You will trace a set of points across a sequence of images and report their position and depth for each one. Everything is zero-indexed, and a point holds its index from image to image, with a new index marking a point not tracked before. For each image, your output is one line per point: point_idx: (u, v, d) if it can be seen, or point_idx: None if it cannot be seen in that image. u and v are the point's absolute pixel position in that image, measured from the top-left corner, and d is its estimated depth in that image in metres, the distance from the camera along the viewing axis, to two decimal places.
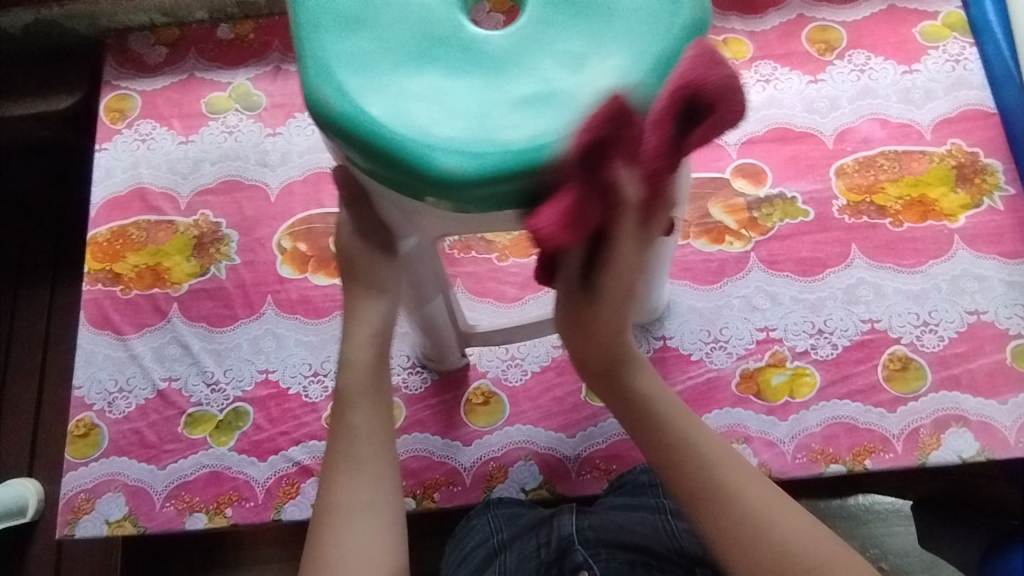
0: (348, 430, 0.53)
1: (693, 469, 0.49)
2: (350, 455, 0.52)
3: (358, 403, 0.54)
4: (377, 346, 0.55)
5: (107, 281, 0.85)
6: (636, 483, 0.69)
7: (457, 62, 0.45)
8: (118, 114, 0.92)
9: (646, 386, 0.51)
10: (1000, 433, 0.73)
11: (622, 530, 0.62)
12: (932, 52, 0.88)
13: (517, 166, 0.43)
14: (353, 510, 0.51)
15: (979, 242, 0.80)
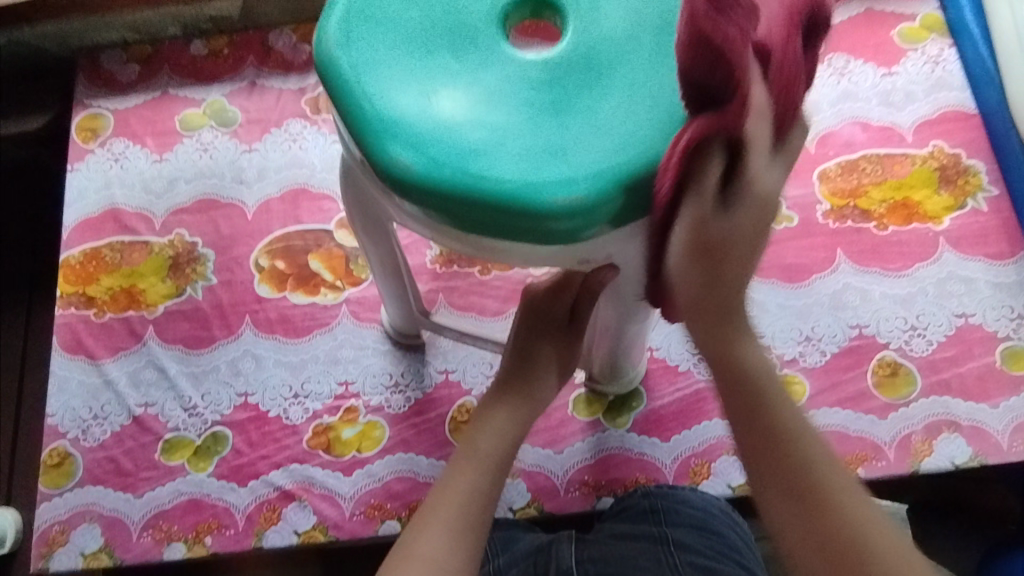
0: (442, 494, 0.53)
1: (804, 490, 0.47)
2: (457, 520, 0.51)
3: (471, 471, 0.54)
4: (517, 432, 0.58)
5: (80, 305, 0.82)
6: (637, 509, 0.68)
7: (530, 103, 0.46)
8: (90, 133, 0.90)
9: (750, 393, 0.49)
10: (992, 438, 0.72)
11: (623, 562, 0.62)
12: (911, 54, 0.88)
13: (617, 181, 0.44)
14: (428, 544, 0.49)
15: (965, 244, 0.79)
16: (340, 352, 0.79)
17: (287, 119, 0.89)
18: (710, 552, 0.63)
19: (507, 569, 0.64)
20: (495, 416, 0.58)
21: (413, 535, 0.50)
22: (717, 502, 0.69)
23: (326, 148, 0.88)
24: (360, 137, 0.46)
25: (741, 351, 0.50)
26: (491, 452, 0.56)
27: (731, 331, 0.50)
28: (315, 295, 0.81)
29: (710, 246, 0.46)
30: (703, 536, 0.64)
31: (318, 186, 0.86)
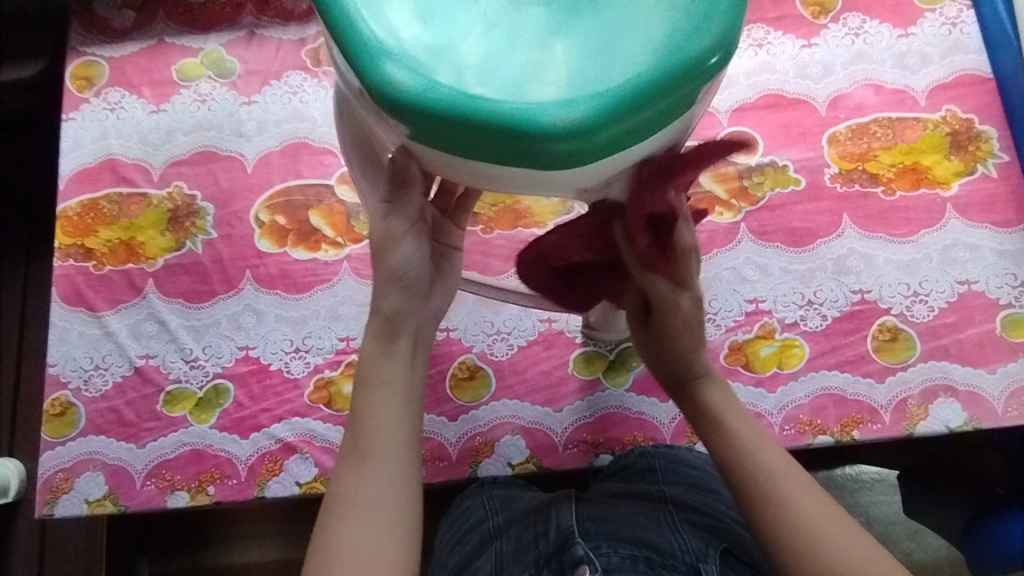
0: (360, 422, 0.52)
1: (769, 505, 0.51)
2: (360, 446, 0.51)
3: (371, 395, 0.53)
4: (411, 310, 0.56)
5: (79, 257, 0.82)
6: (633, 467, 0.69)
7: (532, 30, 0.45)
8: (85, 82, 0.88)
9: (720, 428, 0.57)
10: (987, 403, 0.72)
11: (622, 521, 0.61)
12: (929, 15, 0.86)
13: (622, 100, 0.42)
14: (356, 481, 0.50)
15: (972, 211, 0.79)
16: (341, 308, 0.79)
17: (287, 71, 0.87)
18: (709, 511, 0.63)
19: (507, 525, 0.65)
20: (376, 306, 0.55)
21: (339, 478, 0.51)
22: (711, 461, 0.71)
23: (327, 101, 0.86)
24: (354, 57, 0.44)
25: (707, 397, 0.59)
26: (386, 369, 0.54)
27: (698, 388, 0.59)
28: (316, 250, 0.81)
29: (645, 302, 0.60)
30: (699, 493, 0.66)
31: (319, 141, 0.85)
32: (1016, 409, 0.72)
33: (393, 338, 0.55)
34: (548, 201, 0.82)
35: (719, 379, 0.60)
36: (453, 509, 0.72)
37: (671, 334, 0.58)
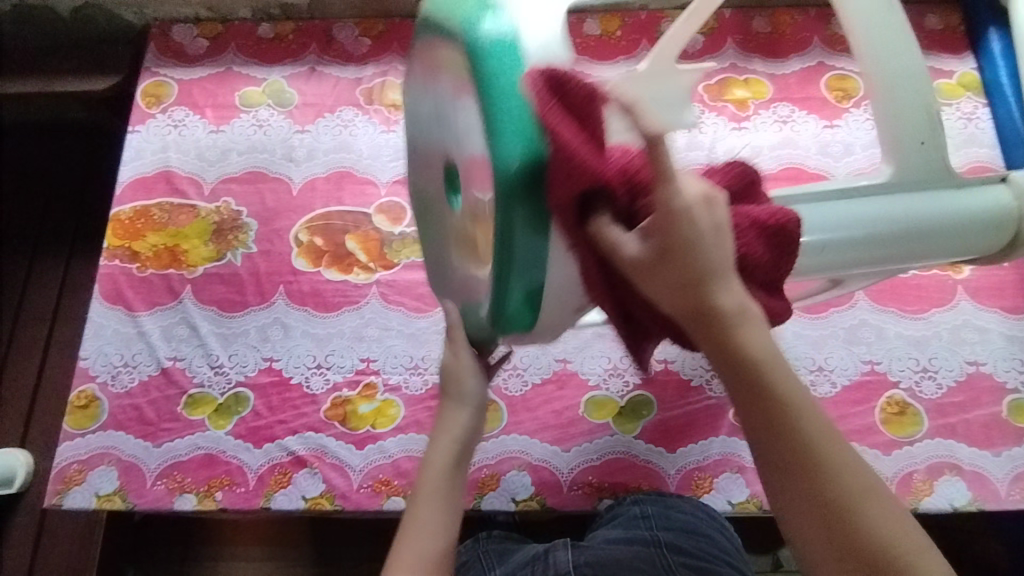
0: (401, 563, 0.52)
1: (821, 481, 0.41)
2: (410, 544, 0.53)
3: (420, 536, 0.53)
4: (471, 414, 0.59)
5: (124, 258, 0.86)
6: (627, 515, 0.69)
7: (454, 228, 0.54)
8: (154, 99, 0.95)
9: (772, 395, 0.41)
10: (992, 485, 0.73)
11: (618, 564, 0.62)
12: (945, 109, 0.91)
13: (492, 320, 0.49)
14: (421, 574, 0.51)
15: (982, 295, 0.81)
16: (365, 330, 0.82)
17: (341, 106, 0.93)
18: (702, 554, 0.64)
19: None
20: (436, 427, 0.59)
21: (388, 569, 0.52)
22: (704, 508, 0.71)
23: (375, 136, 0.91)
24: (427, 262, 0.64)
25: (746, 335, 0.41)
26: (443, 494, 0.56)
27: (728, 326, 0.41)
28: (348, 273, 0.84)
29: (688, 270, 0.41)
30: (693, 538, 0.66)
31: (363, 172, 0.90)
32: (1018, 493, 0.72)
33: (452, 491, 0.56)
34: None
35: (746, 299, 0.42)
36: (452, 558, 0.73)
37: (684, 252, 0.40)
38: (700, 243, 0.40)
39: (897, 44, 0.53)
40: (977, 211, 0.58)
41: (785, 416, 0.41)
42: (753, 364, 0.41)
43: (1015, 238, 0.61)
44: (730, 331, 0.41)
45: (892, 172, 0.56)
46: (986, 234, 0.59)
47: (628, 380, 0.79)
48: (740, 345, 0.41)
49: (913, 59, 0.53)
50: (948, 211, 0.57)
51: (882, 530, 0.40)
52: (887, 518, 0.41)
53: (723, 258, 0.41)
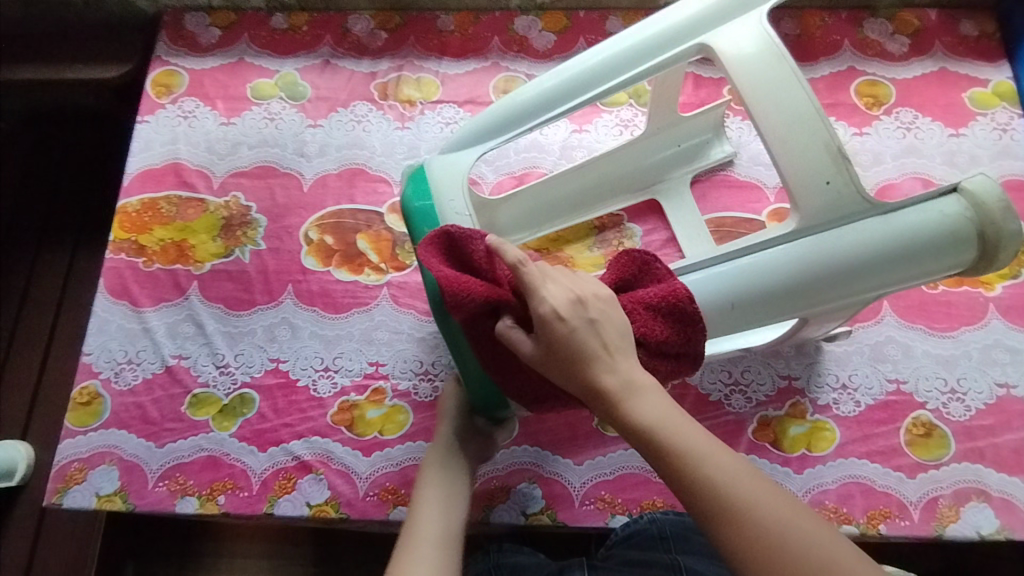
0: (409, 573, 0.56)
1: (741, 519, 0.45)
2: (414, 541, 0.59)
3: (421, 551, 0.58)
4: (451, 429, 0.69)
5: (131, 252, 0.84)
6: (646, 535, 0.68)
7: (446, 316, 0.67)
8: (164, 89, 0.92)
9: (674, 454, 0.47)
10: (1021, 513, 0.70)
11: None
12: (980, 119, 0.87)
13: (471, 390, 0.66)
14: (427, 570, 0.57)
15: (1014, 314, 0.78)
16: (375, 333, 0.80)
17: (355, 101, 0.91)
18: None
19: None
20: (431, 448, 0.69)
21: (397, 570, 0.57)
22: None
23: (389, 133, 0.89)
24: None
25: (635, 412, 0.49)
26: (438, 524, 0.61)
27: (622, 405, 0.49)
28: (358, 273, 0.82)
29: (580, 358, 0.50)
30: (712, 562, 0.65)
31: (376, 169, 0.87)
32: None
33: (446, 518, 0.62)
34: (590, 254, 0.83)
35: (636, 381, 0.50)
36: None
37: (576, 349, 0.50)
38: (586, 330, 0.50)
39: (797, 97, 0.57)
40: (916, 227, 0.57)
41: (693, 468, 0.46)
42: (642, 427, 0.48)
43: (988, 243, 0.57)
44: (627, 400, 0.49)
45: (805, 219, 0.57)
46: (942, 250, 0.57)
47: None
48: (636, 417, 0.48)
49: (804, 104, 0.57)
50: (883, 235, 0.56)
51: (803, 549, 0.44)
52: (803, 530, 0.45)
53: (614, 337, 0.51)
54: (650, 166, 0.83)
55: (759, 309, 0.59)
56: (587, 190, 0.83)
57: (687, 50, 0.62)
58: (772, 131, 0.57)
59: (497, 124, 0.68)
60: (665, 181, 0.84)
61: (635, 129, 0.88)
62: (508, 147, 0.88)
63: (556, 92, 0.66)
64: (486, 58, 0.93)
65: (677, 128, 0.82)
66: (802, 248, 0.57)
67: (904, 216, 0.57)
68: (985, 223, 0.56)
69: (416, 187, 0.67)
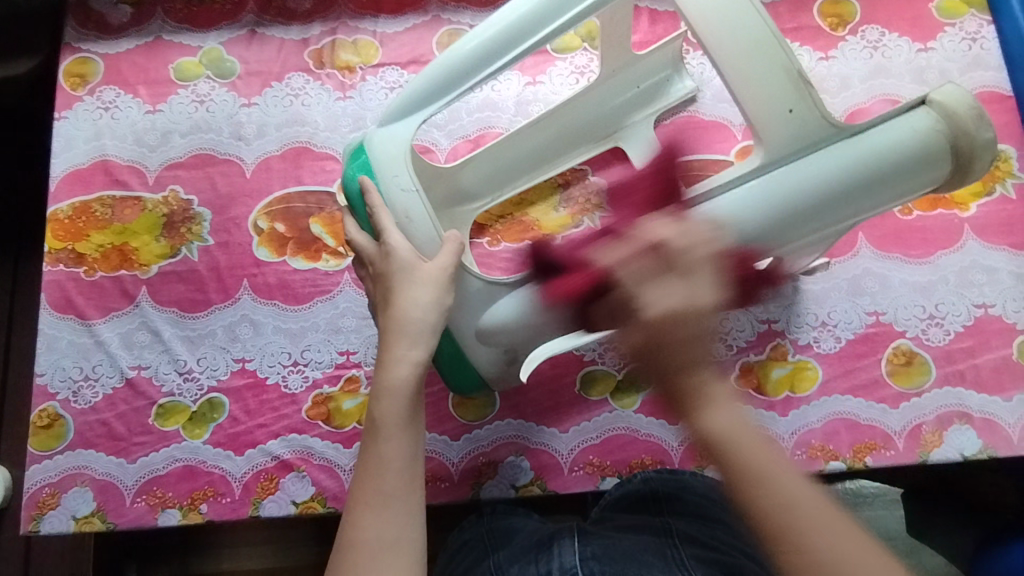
0: (383, 462, 0.52)
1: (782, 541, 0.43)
2: (376, 492, 0.51)
3: (391, 437, 0.53)
4: (425, 331, 0.56)
5: (70, 262, 0.79)
6: (636, 497, 0.67)
7: None
8: (78, 79, 0.85)
9: (759, 479, 0.44)
10: (1002, 430, 0.71)
11: (627, 554, 0.58)
12: (948, 29, 0.83)
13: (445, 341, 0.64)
14: (389, 519, 0.51)
15: (990, 233, 0.77)
16: (342, 320, 0.76)
17: (289, 72, 0.84)
18: (713, 543, 0.61)
19: (508, 563, 0.61)
20: (386, 352, 0.56)
21: (353, 520, 0.51)
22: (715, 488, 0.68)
23: (330, 105, 0.83)
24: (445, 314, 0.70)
25: (710, 417, 0.45)
26: (422, 319, 0.56)
27: (701, 406, 0.45)
28: (316, 260, 0.78)
29: (712, 426, 0.45)
30: (703, 525, 0.63)
31: (321, 146, 0.81)
32: None
33: (419, 343, 0.56)
34: (555, 215, 0.80)
35: (715, 396, 0.46)
36: (452, 540, 0.69)
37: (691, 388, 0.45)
38: (698, 314, 0.45)
39: (751, 19, 0.53)
40: (890, 145, 0.54)
41: (754, 478, 0.44)
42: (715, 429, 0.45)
43: (961, 156, 0.55)
44: (707, 407, 0.45)
45: (772, 154, 0.54)
46: (916, 168, 0.54)
47: None
48: (710, 412, 0.45)
49: (762, 30, 0.53)
50: (857, 157, 0.53)
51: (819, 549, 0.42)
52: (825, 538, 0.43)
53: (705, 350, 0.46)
54: (610, 114, 0.78)
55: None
56: (546, 146, 0.77)
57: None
58: (730, 64, 0.53)
59: (435, 87, 0.62)
60: (627, 125, 0.79)
61: (591, 75, 0.83)
62: (459, 108, 0.83)
63: (495, 42, 0.60)
64: (425, 12, 0.85)
65: (630, 68, 0.77)
66: (770, 184, 0.54)
67: (875, 136, 0.54)
68: (956, 134, 0.54)
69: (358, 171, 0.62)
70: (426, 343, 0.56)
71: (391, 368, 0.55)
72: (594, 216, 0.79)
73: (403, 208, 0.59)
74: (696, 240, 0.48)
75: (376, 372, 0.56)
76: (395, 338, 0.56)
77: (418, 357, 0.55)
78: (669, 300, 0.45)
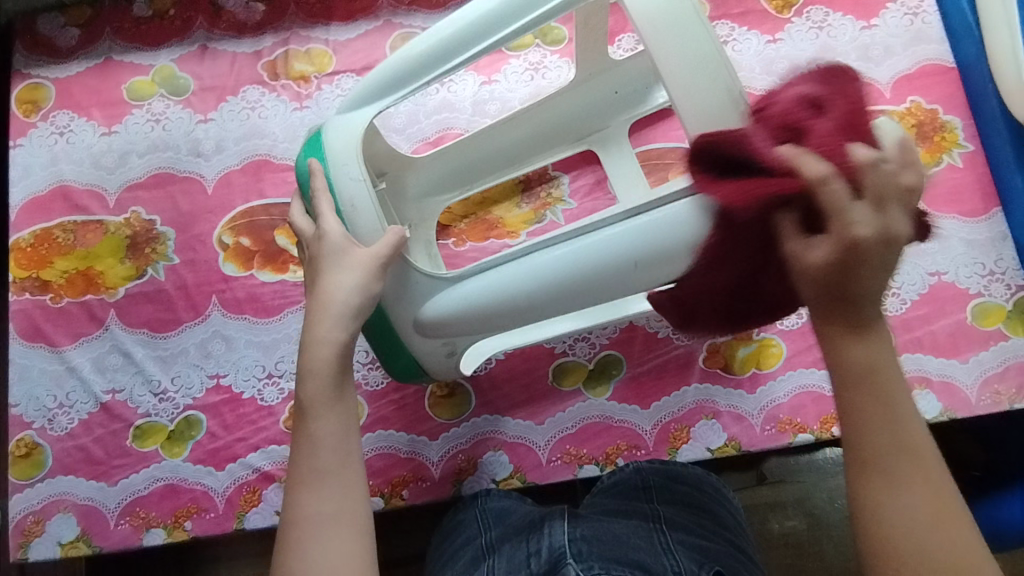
0: (313, 441, 0.53)
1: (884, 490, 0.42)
2: (311, 465, 0.53)
3: (320, 414, 0.54)
4: (344, 309, 0.56)
5: (36, 290, 0.79)
6: (629, 484, 0.68)
7: None
8: (31, 105, 0.84)
9: (885, 402, 0.43)
10: (961, 392, 0.73)
11: (616, 537, 0.58)
12: (890, 6, 0.85)
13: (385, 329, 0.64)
14: (329, 488, 0.52)
15: (940, 202, 0.79)
16: None
17: (243, 85, 0.84)
18: (699, 531, 0.62)
19: (499, 541, 0.63)
20: (310, 331, 0.56)
21: (296, 492, 0.52)
22: (709, 478, 0.71)
23: (287, 116, 0.82)
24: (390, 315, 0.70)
25: (847, 350, 0.43)
26: (344, 302, 0.56)
27: (843, 327, 0.43)
28: (284, 272, 0.78)
29: (850, 312, 0.43)
30: (692, 513, 0.65)
31: (281, 157, 0.81)
32: (988, 396, 0.73)
33: (343, 324, 0.56)
34: (518, 212, 0.81)
35: (880, 335, 0.44)
36: (448, 522, 0.71)
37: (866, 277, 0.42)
38: (877, 280, 0.42)
39: (697, 35, 0.52)
40: None
41: (909, 439, 0.43)
42: (870, 361, 0.43)
43: None
44: (848, 337, 0.43)
45: None
46: None
47: (594, 342, 0.77)
48: (874, 373, 0.43)
49: (708, 44, 0.52)
50: None
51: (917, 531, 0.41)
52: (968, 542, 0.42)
53: (883, 281, 0.42)
54: (586, 114, 0.78)
55: (657, 269, 0.55)
56: (519, 144, 0.78)
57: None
58: (674, 79, 0.52)
59: (390, 80, 0.63)
60: (602, 130, 0.79)
61: (546, 71, 0.84)
62: (418, 110, 0.83)
63: (450, 42, 0.61)
64: (377, 17, 0.86)
65: (608, 75, 0.76)
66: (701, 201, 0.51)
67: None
68: None
69: (313, 155, 0.63)
70: (344, 323, 0.56)
71: (316, 349, 0.55)
72: (556, 210, 0.80)
73: (350, 197, 0.60)
74: (892, 177, 0.42)
75: (299, 354, 0.56)
76: (325, 320, 0.56)
77: (338, 337, 0.55)
78: (827, 253, 0.42)
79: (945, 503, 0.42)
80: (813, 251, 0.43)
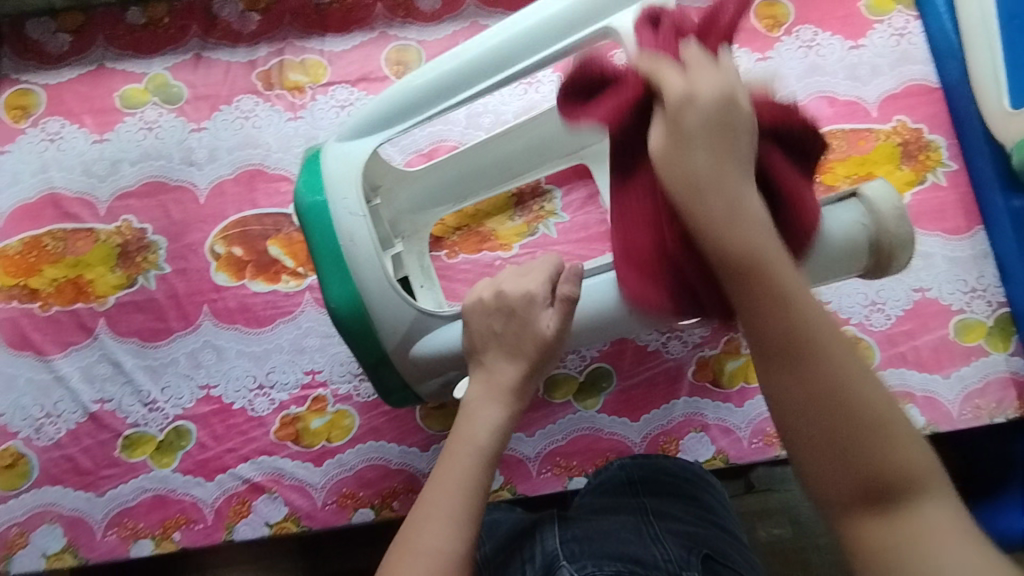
0: (429, 491, 0.48)
1: (801, 375, 0.38)
2: (429, 512, 0.46)
3: (453, 463, 0.49)
4: (521, 380, 0.52)
5: (23, 298, 0.78)
6: (616, 482, 0.67)
7: None
8: (21, 112, 0.84)
9: (806, 351, 0.38)
10: (944, 407, 0.75)
11: (606, 536, 0.57)
12: (877, 27, 0.87)
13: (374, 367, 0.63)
14: (433, 532, 0.45)
15: (924, 220, 0.80)
16: (305, 341, 0.77)
17: (237, 95, 0.84)
18: (688, 519, 0.61)
19: (495, 553, 0.62)
20: (478, 400, 0.52)
21: (411, 528, 0.46)
22: (684, 462, 0.69)
23: (281, 126, 0.82)
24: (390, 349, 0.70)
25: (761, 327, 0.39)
26: (507, 380, 0.52)
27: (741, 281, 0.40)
28: (276, 282, 0.78)
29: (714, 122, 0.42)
30: (680, 504, 0.63)
31: (274, 167, 0.81)
32: (970, 411, 0.75)
33: (517, 359, 0.53)
34: (510, 224, 0.81)
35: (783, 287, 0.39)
36: None
37: (704, 206, 0.41)
38: (760, 238, 0.40)
39: None
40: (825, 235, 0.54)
41: (820, 386, 0.37)
42: (791, 331, 0.38)
43: (883, 255, 0.56)
44: (751, 284, 0.39)
45: None
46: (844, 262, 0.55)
47: (585, 355, 0.77)
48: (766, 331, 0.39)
49: None
50: None
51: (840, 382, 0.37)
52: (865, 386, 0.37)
53: (753, 206, 0.41)
54: (580, 131, 0.79)
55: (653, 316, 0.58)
56: (513, 159, 0.78)
57: (593, 34, 0.58)
58: None
59: (391, 110, 0.63)
60: (595, 144, 0.80)
61: (539, 86, 0.84)
62: None
63: (451, 78, 0.61)
64: (372, 29, 0.86)
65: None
66: None
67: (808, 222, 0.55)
68: (881, 231, 0.55)
69: (313, 179, 0.63)
70: (528, 361, 0.52)
71: (502, 371, 0.53)
72: (549, 223, 0.81)
73: (348, 230, 0.60)
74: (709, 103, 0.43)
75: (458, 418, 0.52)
76: (495, 350, 0.54)
77: (514, 372, 0.52)
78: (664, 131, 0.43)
79: (870, 393, 0.37)
80: (691, 161, 0.41)
